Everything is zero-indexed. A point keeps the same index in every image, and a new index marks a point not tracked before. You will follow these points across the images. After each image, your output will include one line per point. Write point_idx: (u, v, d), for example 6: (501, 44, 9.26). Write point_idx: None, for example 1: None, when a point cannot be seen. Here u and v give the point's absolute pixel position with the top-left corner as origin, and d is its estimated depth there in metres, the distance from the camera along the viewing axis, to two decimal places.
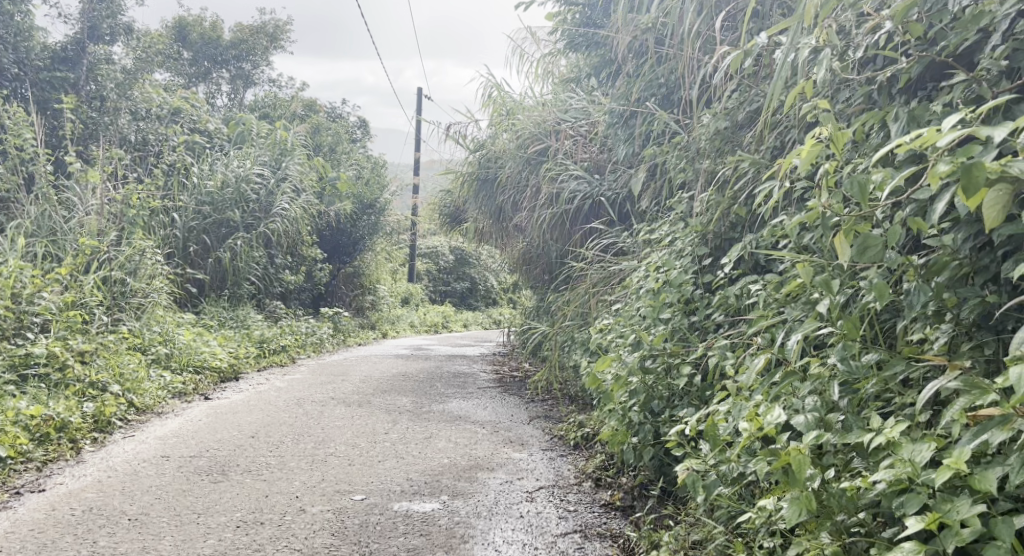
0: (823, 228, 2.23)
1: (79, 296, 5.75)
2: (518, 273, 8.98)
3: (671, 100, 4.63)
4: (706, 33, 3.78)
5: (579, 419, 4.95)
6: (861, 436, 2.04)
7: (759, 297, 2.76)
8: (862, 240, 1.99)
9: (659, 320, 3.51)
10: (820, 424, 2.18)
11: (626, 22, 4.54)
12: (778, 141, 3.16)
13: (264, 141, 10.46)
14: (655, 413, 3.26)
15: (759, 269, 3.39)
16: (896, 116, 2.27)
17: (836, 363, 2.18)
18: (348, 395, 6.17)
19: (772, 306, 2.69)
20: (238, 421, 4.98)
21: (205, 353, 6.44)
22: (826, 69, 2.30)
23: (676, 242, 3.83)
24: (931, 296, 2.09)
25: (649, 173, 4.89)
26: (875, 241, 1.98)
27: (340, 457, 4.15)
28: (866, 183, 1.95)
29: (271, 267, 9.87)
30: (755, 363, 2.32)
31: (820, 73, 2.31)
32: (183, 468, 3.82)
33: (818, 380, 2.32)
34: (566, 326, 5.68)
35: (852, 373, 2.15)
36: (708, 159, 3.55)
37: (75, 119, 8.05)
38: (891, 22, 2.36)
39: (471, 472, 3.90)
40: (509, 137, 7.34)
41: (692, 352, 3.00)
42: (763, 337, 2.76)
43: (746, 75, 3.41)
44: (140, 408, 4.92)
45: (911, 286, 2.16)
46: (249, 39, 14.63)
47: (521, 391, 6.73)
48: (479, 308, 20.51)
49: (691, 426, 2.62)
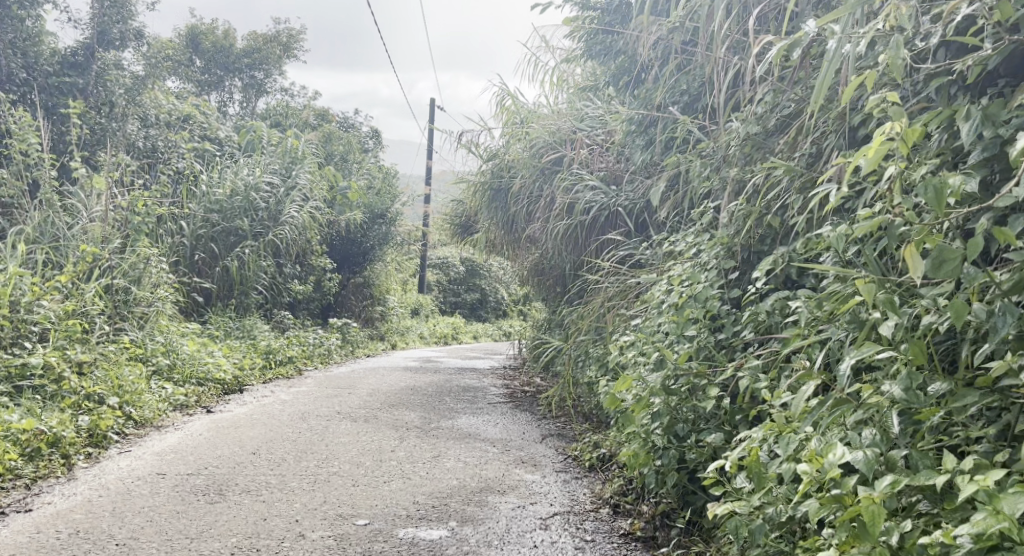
0: (889, 236, 2.04)
1: (80, 304, 5.60)
2: (530, 285, 8.81)
3: (694, 107, 4.47)
4: (734, 35, 3.61)
5: (594, 438, 4.75)
6: (935, 478, 1.87)
7: (799, 314, 2.56)
8: (938, 254, 1.86)
9: (683, 337, 3.32)
10: (883, 463, 2.01)
11: (648, 25, 4.37)
12: (814, 147, 2.98)
13: (274, 149, 10.33)
14: (679, 438, 3.06)
15: (790, 284, 3.20)
16: (968, 114, 2.04)
17: (896, 391, 2.04)
18: (354, 410, 5.99)
19: (809, 324, 2.50)
20: (239, 437, 4.80)
21: (209, 364, 6.28)
22: (894, 58, 2.12)
23: (700, 254, 3.64)
24: (1018, 320, 1.86)
25: (669, 182, 4.72)
26: (952, 255, 1.83)
27: (343, 477, 3.95)
28: (943, 188, 1.84)
29: (280, 276, 9.73)
30: (804, 392, 2.14)
31: (888, 62, 2.13)
32: (179, 488, 3.64)
33: (873, 410, 2.14)
34: (580, 341, 5.49)
35: (913, 403, 2.00)
36: (736, 166, 3.37)
37: (83, 125, 7.93)
38: (965, 8, 2.17)
39: (481, 496, 3.70)
40: (523, 146, 7.17)
41: (725, 374, 2.83)
42: (801, 359, 2.58)
43: (779, 78, 3.24)
44: (138, 422, 4.76)
45: (988, 308, 1.93)
46: (262, 48, 14.54)
47: (532, 406, 6.53)
48: (490, 320, 20.29)
49: (729, 462, 2.41)
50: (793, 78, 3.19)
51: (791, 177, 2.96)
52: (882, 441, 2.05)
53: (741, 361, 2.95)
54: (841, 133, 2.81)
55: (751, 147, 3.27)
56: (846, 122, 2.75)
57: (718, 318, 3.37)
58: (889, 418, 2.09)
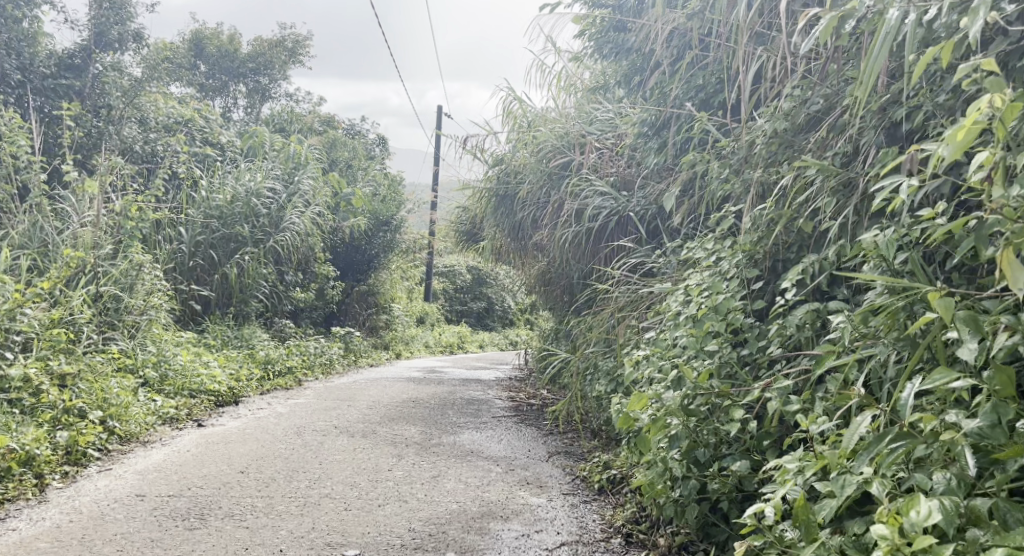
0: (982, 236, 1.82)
1: (66, 313, 5.35)
2: (537, 294, 8.55)
3: (711, 106, 4.23)
4: (758, 26, 3.36)
5: (603, 458, 4.48)
6: None
7: (839, 330, 2.32)
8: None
9: (702, 353, 3.07)
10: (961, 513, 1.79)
11: (664, 20, 4.13)
12: (849, 145, 2.75)
13: (277, 155, 10.11)
14: (699, 465, 2.80)
15: (820, 295, 2.94)
16: None
17: (975, 427, 1.85)
18: (352, 424, 5.72)
19: (851, 343, 2.25)
20: (228, 453, 4.55)
21: (202, 375, 6.03)
22: (978, 28, 1.86)
23: (719, 261, 3.38)
24: None
25: (684, 187, 4.48)
26: None
27: (336, 500, 3.70)
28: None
29: (281, 284, 9.50)
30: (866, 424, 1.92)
31: (970, 33, 1.87)
32: (158, 511, 3.39)
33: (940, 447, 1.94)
34: (589, 353, 5.24)
35: (996, 441, 1.82)
36: (761, 166, 3.12)
37: (77, 127, 7.70)
38: None
39: (482, 522, 3.43)
40: (530, 150, 6.92)
41: (752, 395, 2.59)
42: (837, 381, 2.34)
43: (809, 71, 3.01)
44: (123, 437, 4.52)
45: None
46: (267, 53, 14.31)
47: (539, 421, 6.26)
48: (496, 329, 20.00)
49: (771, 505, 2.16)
50: (824, 70, 2.95)
51: (824, 176, 2.71)
52: (960, 487, 1.83)
53: (770, 380, 2.71)
54: (880, 128, 2.56)
55: (779, 144, 3.01)
56: (887, 115, 2.51)
57: (740, 330, 3.11)
58: (961, 458, 1.88)
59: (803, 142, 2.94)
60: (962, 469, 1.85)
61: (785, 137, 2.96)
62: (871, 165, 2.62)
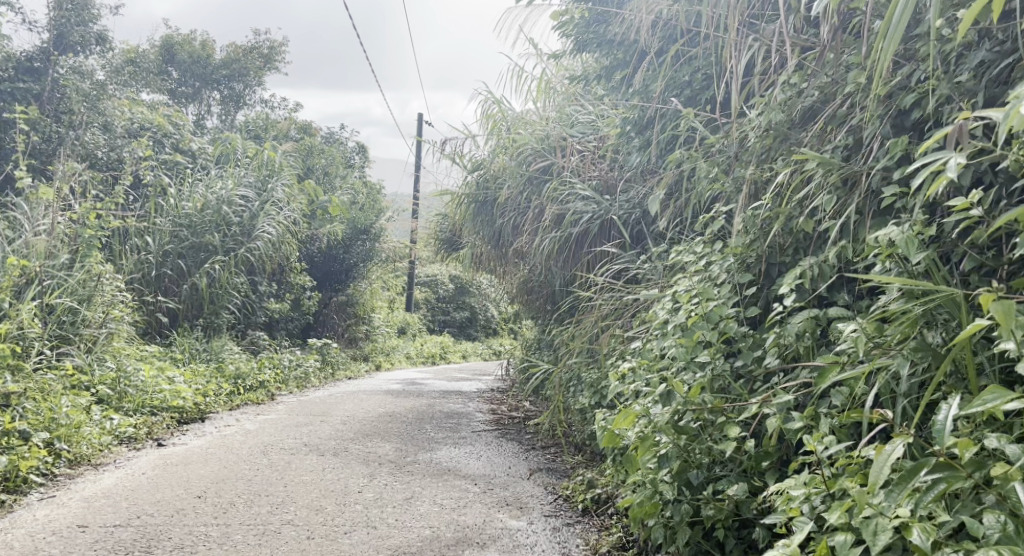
0: None
1: (14, 327, 5.03)
2: (518, 303, 8.31)
3: (698, 101, 4.04)
4: (748, 12, 3.14)
5: (587, 475, 4.24)
6: None
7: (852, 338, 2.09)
8: None
9: (692, 365, 2.83)
10: None
11: (647, 13, 3.91)
12: (851, 137, 2.52)
13: (249, 162, 9.80)
14: (691, 488, 2.57)
15: (818, 301, 2.73)
16: None
17: None
18: (323, 441, 5.43)
19: (861, 354, 2.03)
20: (186, 476, 4.25)
21: (164, 391, 5.72)
22: None
23: (709, 265, 3.15)
24: None
25: (669, 188, 4.25)
26: None
27: (297, 527, 3.42)
28: None
29: (254, 294, 9.19)
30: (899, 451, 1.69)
31: None
32: (98, 544, 3.12)
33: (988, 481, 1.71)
34: (571, 364, 4.99)
35: None
36: (755, 162, 2.89)
37: (34, 133, 7.38)
38: None
39: (457, 549, 3.18)
40: (509, 154, 6.68)
41: (750, 411, 2.36)
42: (847, 393, 2.13)
43: (805, 58, 2.78)
44: (71, 460, 4.25)
45: None
46: (242, 59, 13.95)
47: (521, 435, 5.99)
48: (480, 338, 19.72)
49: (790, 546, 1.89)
50: (821, 58, 2.72)
51: (825, 171, 2.48)
52: (1021, 535, 1.61)
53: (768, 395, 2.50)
54: (887, 118, 2.32)
55: (774, 138, 2.77)
56: (895, 102, 2.28)
57: (732, 340, 2.90)
58: (1014, 495, 1.65)
59: (799, 135, 2.70)
60: (1018, 511, 1.63)
61: (782, 129, 2.73)
62: (876, 158, 2.39)
